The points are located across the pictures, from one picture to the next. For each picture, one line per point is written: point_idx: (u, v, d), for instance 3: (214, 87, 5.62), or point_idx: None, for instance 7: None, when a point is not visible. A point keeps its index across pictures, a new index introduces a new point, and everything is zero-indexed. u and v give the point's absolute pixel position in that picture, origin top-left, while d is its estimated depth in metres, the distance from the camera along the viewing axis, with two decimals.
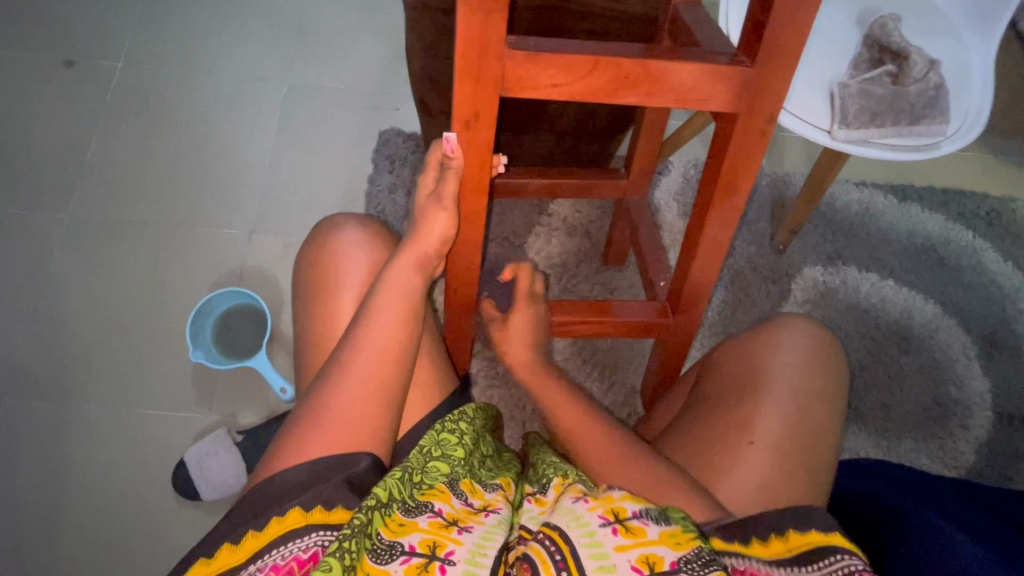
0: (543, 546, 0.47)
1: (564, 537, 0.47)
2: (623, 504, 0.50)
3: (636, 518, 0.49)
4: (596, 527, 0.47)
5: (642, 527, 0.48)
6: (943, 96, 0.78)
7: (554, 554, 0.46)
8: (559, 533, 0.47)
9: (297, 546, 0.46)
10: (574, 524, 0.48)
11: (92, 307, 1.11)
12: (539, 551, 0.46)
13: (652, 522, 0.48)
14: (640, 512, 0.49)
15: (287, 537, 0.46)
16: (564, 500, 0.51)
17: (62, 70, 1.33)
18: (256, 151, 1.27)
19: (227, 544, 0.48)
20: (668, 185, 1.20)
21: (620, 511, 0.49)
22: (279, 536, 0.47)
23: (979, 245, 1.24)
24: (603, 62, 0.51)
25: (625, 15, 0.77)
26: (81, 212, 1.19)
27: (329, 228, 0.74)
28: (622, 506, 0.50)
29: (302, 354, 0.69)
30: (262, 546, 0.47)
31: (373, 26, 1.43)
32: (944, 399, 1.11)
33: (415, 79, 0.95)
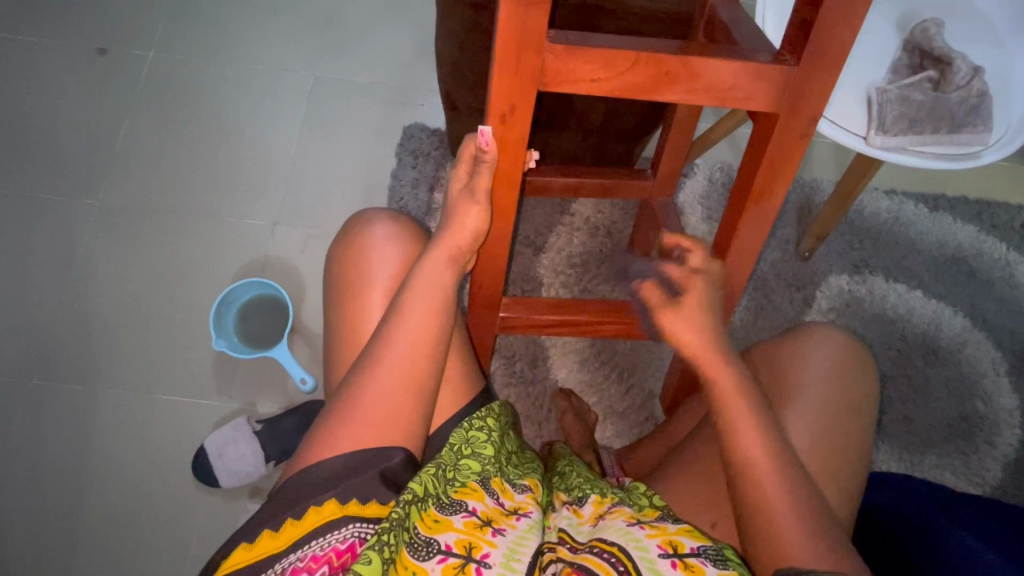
0: (602, 558, 0.49)
1: (622, 550, 0.49)
2: (681, 537, 0.51)
3: (695, 555, 0.50)
4: (655, 555, 0.49)
5: (701, 566, 0.49)
6: (986, 104, 0.76)
7: (616, 566, 0.48)
8: (617, 547, 0.50)
9: (335, 537, 0.49)
10: (633, 543, 0.50)
11: (120, 292, 1.13)
12: (596, 562, 0.49)
13: (710, 563, 0.49)
14: (699, 551, 0.50)
15: (326, 528, 0.49)
16: (619, 520, 0.53)
17: (95, 57, 1.35)
18: (282, 143, 1.28)
19: (267, 531, 0.49)
20: (693, 187, 1.18)
21: (678, 543, 0.50)
22: (317, 525, 0.49)
23: (1013, 258, 1.21)
24: (644, 58, 0.50)
25: (658, 14, 0.76)
26: (111, 199, 1.21)
27: (360, 222, 0.74)
28: (680, 540, 0.51)
29: (331, 345, 0.70)
30: (302, 533, 0.49)
31: (400, 21, 1.43)
32: (971, 414, 1.08)
33: (444, 75, 0.95)
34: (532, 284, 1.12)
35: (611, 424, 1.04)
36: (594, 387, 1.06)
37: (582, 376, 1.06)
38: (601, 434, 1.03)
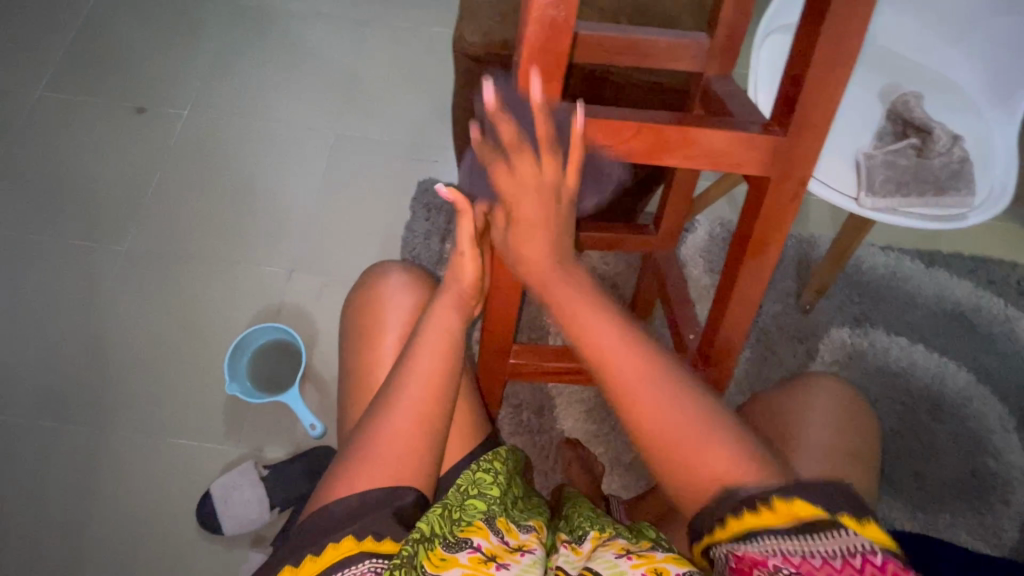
0: None
1: None
2: (665, 564, 0.51)
3: None
4: None
5: None
6: (968, 169, 0.81)
7: None
8: None
9: (351, 572, 0.48)
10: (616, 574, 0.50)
11: (140, 336, 1.16)
12: None
13: None
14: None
15: (343, 563, 0.49)
16: (608, 553, 0.54)
17: (134, 115, 1.45)
18: (302, 195, 1.35)
19: (288, 567, 0.51)
20: (695, 241, 1.23)
21: (662, 570, 0.50)
22: (334, 561, 0.49)
23: (1011, 314, 1.23)
24: (646, 127, 0.55)
25: (659, 86, 0.84)
26: (138, 245, 1.26)
27: (377, 272, 0.78)
28: (665, 567, 0.50)
29: (347, 387, 0.73)
30: (320, 570, 0.49)
31: (419, 85, 1.54)
32: (982, 470, 1.07)
33: (459, 135, 1.02)
34: (539, 333, 1.15)
35: (617, 475, 1.04)
36: (600, 437, 1.07)
37: (588, 426, 1.07)
38: (608, 486, 1.03)
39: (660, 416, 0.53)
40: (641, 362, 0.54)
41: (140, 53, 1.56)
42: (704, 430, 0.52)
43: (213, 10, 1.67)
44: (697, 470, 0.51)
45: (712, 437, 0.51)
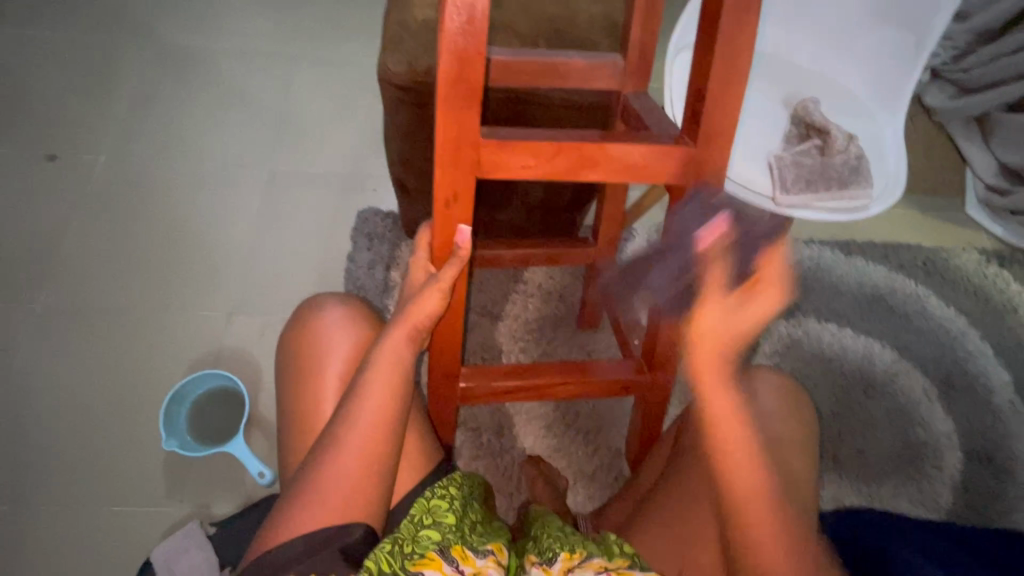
0: None
1: None
2: None
3: None
4: None
5: None
6: (864, 164, 0.88)
7: None
8: None
9: None
10: None
11: (61, 398, 1.07)
12: None
13: None
14: None
15: None
16: None
17: (44, 164, 1.37)
18: (237, 234, 1.30)
19: None
20: (634, 249, 1.27)
21: None
22: None
23: (922, 292, 1.34)
24: (566, 145, 0.57)
25: (581, 105, 0.87)
26: (55, 302, 1.18)
27: (313, 307, 0.76)
28: None
29: (289, 429, 0.70)
30: None
31: (352, 115, 1.53)
32: (915, 441, 1.15)
33: (394, 164, 1.02)
34: (492, 353, 1.15)
35: (581, 487, 1.04)
36: (561, 451, 1.07)
37: (548, 440, 1.08)
38: (573, 499, 1.03)
39: (767, 532, 0.63)
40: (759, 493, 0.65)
41: (50, 99, 1.48)
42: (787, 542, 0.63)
43: (130, 51, 1.61)
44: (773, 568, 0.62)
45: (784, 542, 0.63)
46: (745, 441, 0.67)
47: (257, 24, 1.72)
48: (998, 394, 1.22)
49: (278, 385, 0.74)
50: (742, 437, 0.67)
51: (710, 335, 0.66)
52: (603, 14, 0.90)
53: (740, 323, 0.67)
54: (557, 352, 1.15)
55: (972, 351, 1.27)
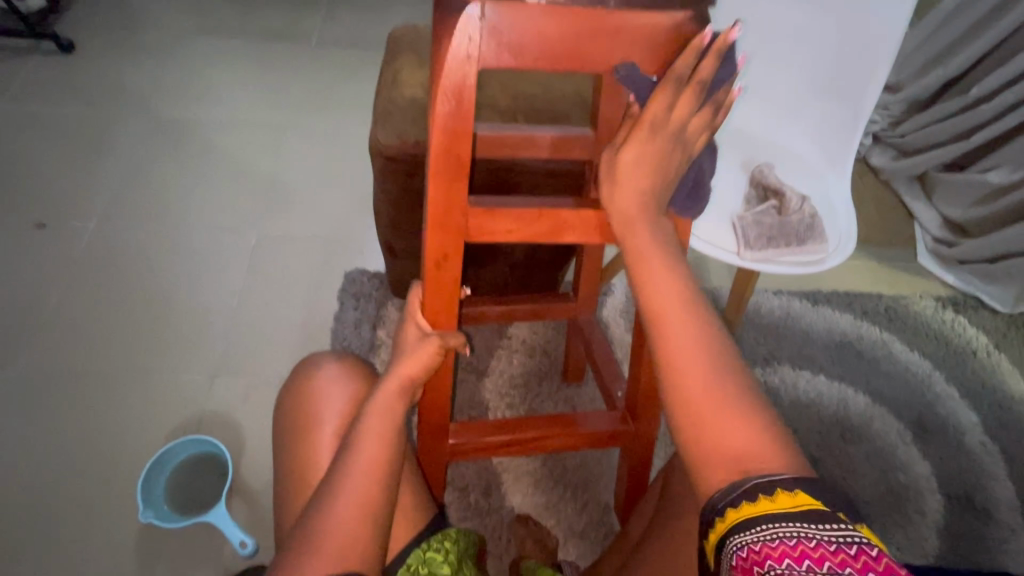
0: None
1: None
2: None
3: None
4: None
5: None
6: (818, 222, 0.97)
7: None
8: None
9: None
10: None
11: (36, 471, 1.04)
12: None
13: None
14: None
15: None
16: None
17: (32, 232, 1.38)
18: (224, 296, 1.32)
19: None
20: (614, 303, 1.33)
21: None
22: None
23: (888, 338, 1.41)
24: (546, 211, 0.63)
25: (558, 172, 0.95)
26: (35, 369, 1.16)
27: (311, 364, 0.81)
28: None
29: (290, 485, 0.73)
30: None
31: (340, 180, 1.60)
32: (896, 486, 1.17)
33: (382, 227, 1.07)
34: (478, 410, 1.16)
35: (572, 546, 1.03)
36: (552, 508, 1.06)
37: (538, 498, 1.07)
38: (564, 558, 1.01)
39: (709, 392, 0.47)
40: (700, 351, 0.48)
41: (42, 170, 1.52)
42: (733, 409, 0.46)
43: (124, 121, 1.67)
44: (716, 450, 0.45)
45: (736, 410, 0.46)
46: (685, 295, 0.50)
47: (248, 95, 1.80)
48: (969, 436, 1.26)
49: (277, 444, 0.78)
50: (679, 295, 0.50)
51: (636, 187, 0.53)
52: (575, 93, 1.00)
53: (683, 159, 0.54)
54: (543, 407, 1.17)
55: (940, 394, 1.32)
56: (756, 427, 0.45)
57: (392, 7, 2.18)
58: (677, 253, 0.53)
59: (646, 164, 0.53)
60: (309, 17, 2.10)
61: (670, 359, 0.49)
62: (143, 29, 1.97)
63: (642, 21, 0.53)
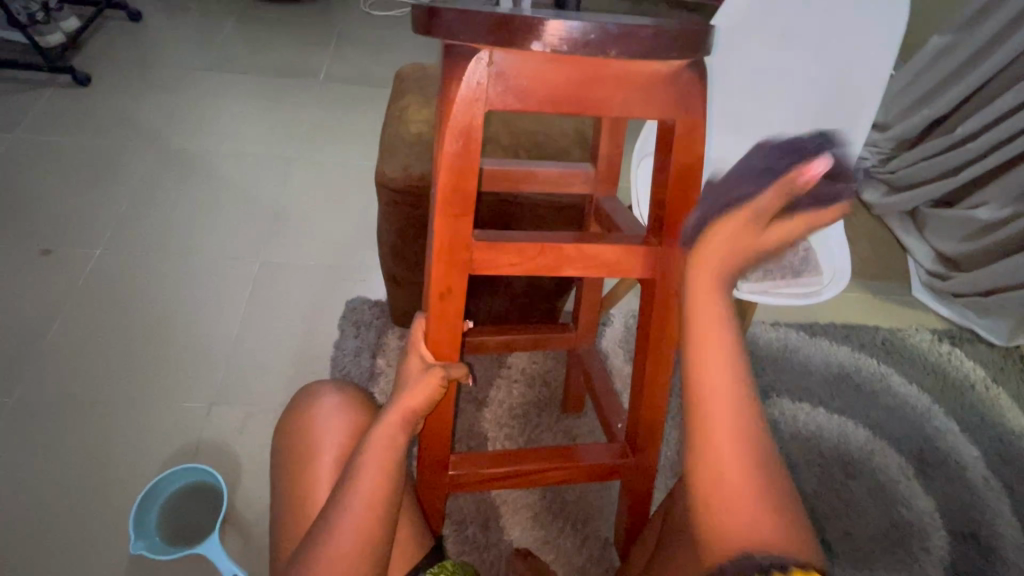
0: None
1: None
2: None
3: None
4: None
5: None
6: (811, 255, 0.99)
7: None
8: None
9: None
10: None
11: (28, 500, 1.03)
12: None
13: None
14: None
15: None
16: None
17: (38, 258, 1.40)
18: (225, 324, 1.32)
19: None
20: (612, 334, 1.34)
21: None
22: None
23: (886, 371, 1.42)
24: (547, 246, 0.65)
25: (558, 206, 0.98)
26: (32, 396, 1.16)
27: (313, 392, 0.81)
28: None
29: (288, 515, 0.73)
30: None
31: (344, 210, 1.63)
32: (900, 521, 1.16)
33: (385, 256, 1.09)
34: (477, 441, 1.15)
35: None
36: (550, 543, 1.05)
37: (536, 532, 1.05)
38: None
39: (734, 475, 0.54)
40: (739, 428, 0.56)
41: (51, 197, 1.55)
42: (754, 491, 0.53)
43: (134, 152, 1.71)
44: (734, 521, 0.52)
45: (759, 498, 0.53)
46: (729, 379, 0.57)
47: (256, 127, 1.85)
48: (971, 470, 1.26)
49: (275, 473, 0.78)
50: (732, 377, 0.57)
51: (715, 267, 0.58)
52: (574, 131, 1.04)
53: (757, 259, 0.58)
54: (543, 438, 1.16)
55: (940, 428, 1.32)
56: (767, 508, 0.52)
57: (398, 47, 2.27)
58: (735, 330, 0.58)
59: (714, 260, 0.58)
60: (318, 54, 2.18)
61: (704, 436, 0.56)
62: (158, 64, 2.04)
63: (641, 69, 0.56)
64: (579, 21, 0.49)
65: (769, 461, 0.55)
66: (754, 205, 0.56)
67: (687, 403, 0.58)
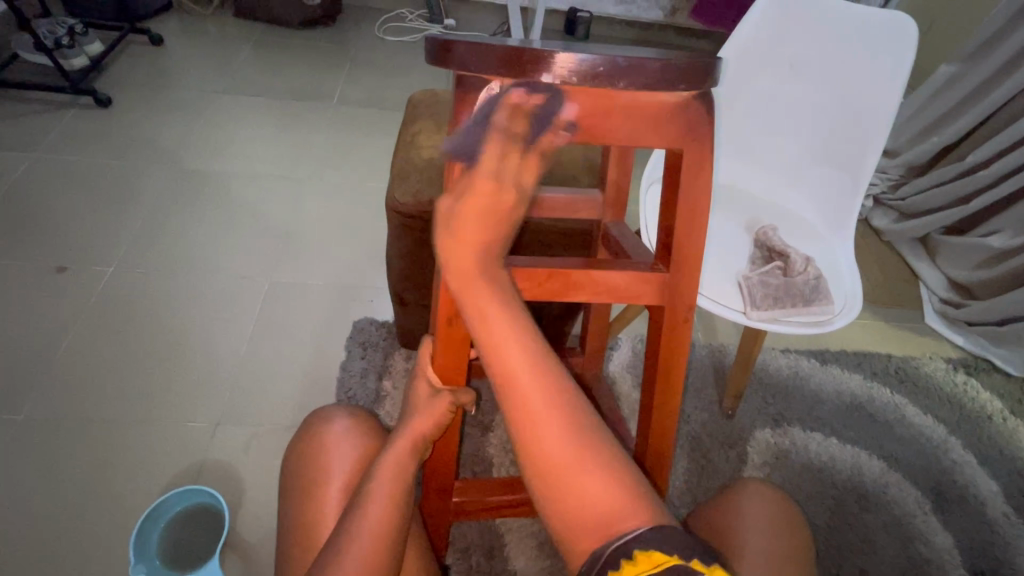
0: None
1: None
2: None
3: None
4: None
5: None
6: (823, 283, 0.98)
7: None
8: None
9: None
10: None
11: (31, 519, 1.03)
12: None
13: None
14: None
15: None
16: None
17: (53, 276, 1.42)
18: (233, 343, 1.33)
19: None
20: (620, 359, 1.33)
21: None
22: None
23: (899, 401, 1.39)
24: (557, 273, 0.65)
25: (567, 231, 0.98)
26: (40, 413, 1.16)
27: (321, 418, 0.82)
28: None
29: (292, 544, 0.72)
30: None
31: (354, 230, 1.65)
32: (918, 558, 1.12)
33: (394, 279, 1.10)
34: (482, 466, 1.14)
35: None
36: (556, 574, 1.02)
37: (542, 562, 1.03)
38: None
39: (569, 464, 0.51)
40: (561, 415, 0.53)
41: (69, 215, 1.58)
42: (596, 472, 0.50)
43: (150, 172, 1.75)
44: (583, 513, 0.50)
45: (607, 480, 0.50)
46: (536, 369, 0.54)
47: (270, 148, 1.89)
48: (991, 505, 1.22)
49: (282, 500, 0.77)
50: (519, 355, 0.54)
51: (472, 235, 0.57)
52: (583, 157, 1.05)
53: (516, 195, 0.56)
54: None
55: (957, 460, 1.29)
56: (614, 487, 0.50)
57: (410, 71, 2.32)
58: (525, 319, 0.57)
59: (483, 235, 0.57)
60: (332, 78, 2.23)
61: (530, 426, 0.53)
62: (177, 86, 2.09)
63: (650, 100, 0.57)
64: (589, 54, 0.49)
65: (604, 439, 0.53)
66: (478, 159, 0.55)
67: (502, 403, 0.55)
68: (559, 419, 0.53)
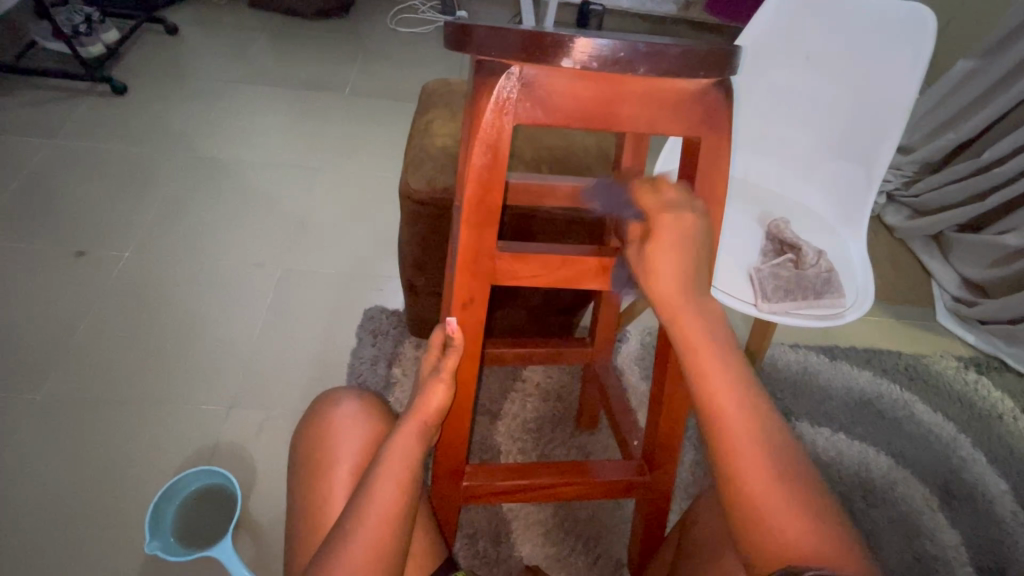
0: None
1: None
2: None
3: None
4: None
5: None
6: (835, 276, 0.98)
7: None
8: None
9: None
10: None
11: (50, 495, 1.05)
12: None
13: None
14: None
15: None
16: None
17: (71, 260, 1.45)
18: (246, 328, 1.35)
19: None
20: (629, 350, 1.33)
21: None
22: None
23: (909, 398, 1.38)
24: (570, 259, 0.66)
25: (578, 220, 0.98)
26: (57, 393, 1.19)
27: (329, 399, 0.82)
28: None
29: (302, 521, 0.73)
30: None
31: (366, 220, 1.66)
32: (924, 554, 1.12)
33: (405, 267, 1.11)
34: (490, 453, 1.15)
35: None
36: (562, 560, 1.03)
37: (548, 548, 1.04)
38: None
39: (775, 496, 0.52)
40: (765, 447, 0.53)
41: (86, 201, 1.60)
42: (804, 512, 0.51)
43: (165, 160, 1.76)
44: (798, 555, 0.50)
45: (810, 521, 0.51)
46: (750, 411, 0.55)
47: (283, 137, 1.90)
48: (999, 503, 1.22)
49: (291, 479, 0.79)
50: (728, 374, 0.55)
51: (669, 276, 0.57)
52: (596, 147, 1.05)
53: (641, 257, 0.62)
54: (555, 453, 1.16)
55: (966, 458, 1.28)
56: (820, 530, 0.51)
57: (423, 63, 2.32)
58: (735, 351, 0.57)
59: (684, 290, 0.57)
60: (345, 69, 2.23)
61: (733, 437, 0.54)
62: (193, 75, 2.11)
63: (667, 87, 0.57)
64: (608, 39, 0.50)
65: (814, 489, 0.53)
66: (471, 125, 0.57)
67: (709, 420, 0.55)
68: (767, 431, 0.54)
